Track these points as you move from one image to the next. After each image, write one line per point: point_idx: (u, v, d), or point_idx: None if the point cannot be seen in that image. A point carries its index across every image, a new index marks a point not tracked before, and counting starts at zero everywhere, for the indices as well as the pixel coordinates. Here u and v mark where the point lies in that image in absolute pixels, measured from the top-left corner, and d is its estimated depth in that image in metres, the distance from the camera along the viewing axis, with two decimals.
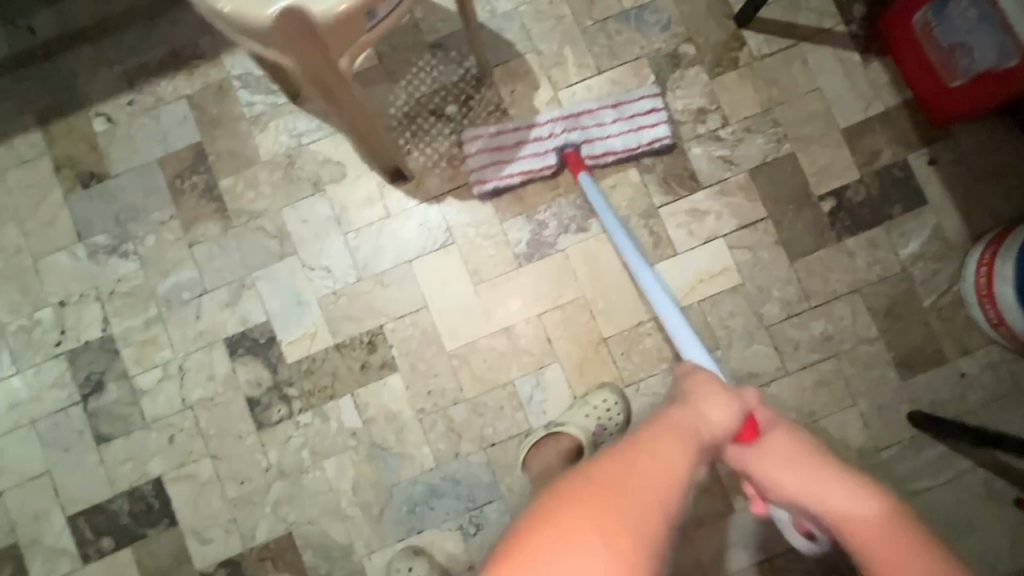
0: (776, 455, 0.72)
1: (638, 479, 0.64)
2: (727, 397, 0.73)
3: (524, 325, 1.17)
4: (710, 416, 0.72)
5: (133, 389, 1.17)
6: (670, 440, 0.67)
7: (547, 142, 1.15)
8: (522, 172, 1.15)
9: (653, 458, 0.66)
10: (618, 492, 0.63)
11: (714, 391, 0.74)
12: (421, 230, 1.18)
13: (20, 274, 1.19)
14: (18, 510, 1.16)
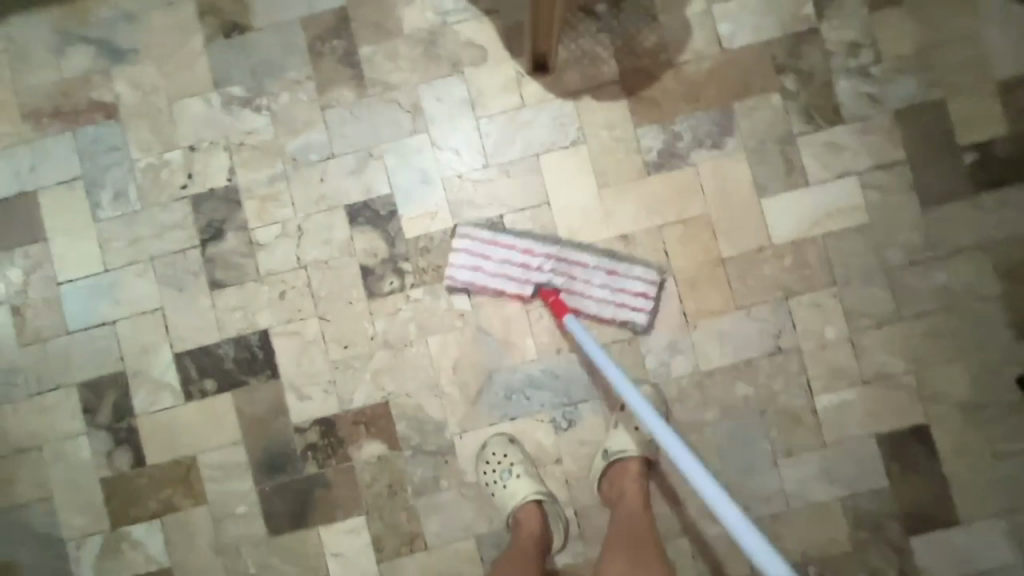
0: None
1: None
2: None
3: (644, 235, 1.16)
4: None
5: (251, 241, 1.18)
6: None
7: (531, 272, 1.14)
8: (495, 289, 1.15)
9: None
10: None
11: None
12: (553, 125, 1.17)
13: (154, 114, 1.20)
14: (126, 342, 1.18)
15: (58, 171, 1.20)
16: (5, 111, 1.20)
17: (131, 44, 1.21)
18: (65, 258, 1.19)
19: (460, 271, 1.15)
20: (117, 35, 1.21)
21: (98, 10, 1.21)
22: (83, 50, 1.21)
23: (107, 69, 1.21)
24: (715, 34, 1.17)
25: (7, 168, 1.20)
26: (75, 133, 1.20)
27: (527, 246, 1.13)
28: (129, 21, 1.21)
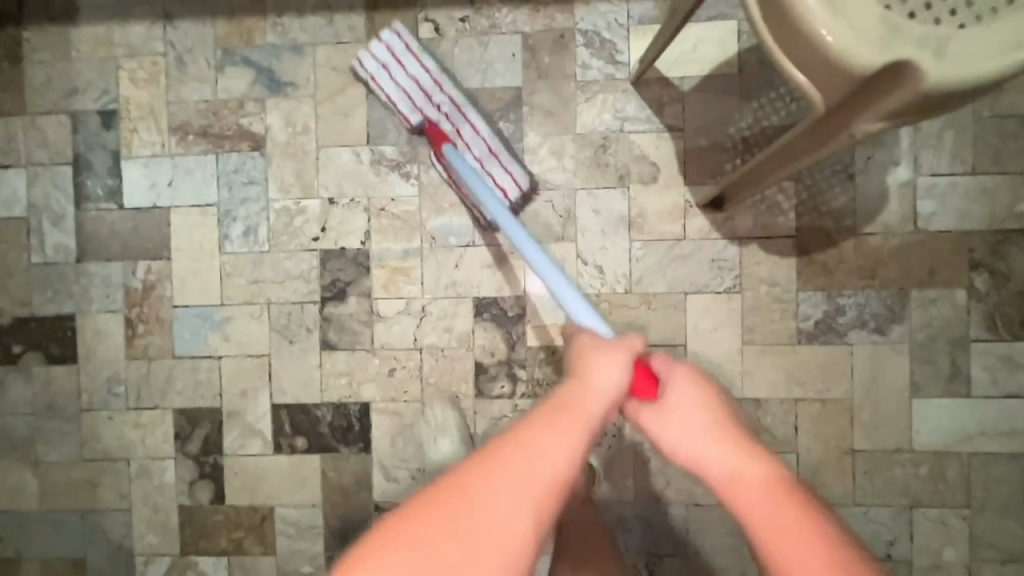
0: (677, 418, 0.62)
1: (524, 470, 0.53)
2: (606, 346, 0.66)
3: (776, 404, 1.09)
4: (601, 382, 0.62)
5: (371, 309, 1.15)
6: (551, 435, 0.55)
7: (425, 101, 1.08)
8: (387, 94, 1.09)
9: (517, 466, 0.53)
10: (478, 496, 0.52)
11: (602, 349, 0.65)
12: (710, 267, 1.09)
13: (300, 155, 1.14)
14: (228, 381, 1.17)
15: (194, 193, 1.17)
16: (155, 118, 1.17)
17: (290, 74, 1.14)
18: (184, 282, 1.17)
19: (370, 60, 1.09)
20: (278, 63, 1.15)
21: (266, 34, 1.15)
22: (242, 73, 1.16)
23: (262, 98, 1.15)
24: (912, 209, 1.06)
25: (145, 178, 1.17)
26: (218, 157, 1.16)
27: (437, 77, 1.08)
28: (295, 51, 1.15)
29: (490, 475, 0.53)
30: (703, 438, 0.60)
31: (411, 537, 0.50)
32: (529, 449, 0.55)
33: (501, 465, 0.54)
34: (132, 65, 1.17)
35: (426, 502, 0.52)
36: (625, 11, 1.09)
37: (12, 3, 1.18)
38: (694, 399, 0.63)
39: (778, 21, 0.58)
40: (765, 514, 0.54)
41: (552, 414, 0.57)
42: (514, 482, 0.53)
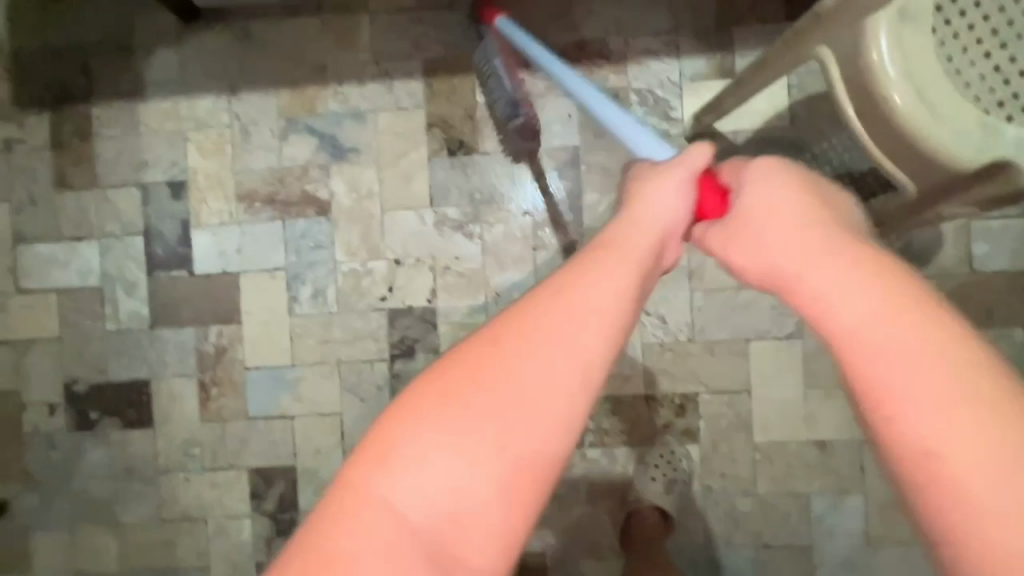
0: (747, 234, 0.53)
1: (561, 317, 0.44)
2: (661, 171, 0.58)
3: (842, 445, 1.11)
4: (657, 203, 0.55)
5: None
6: (586, 274, 0.46)
7: (481, 49, 1.12)
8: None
9: (549, 317, 0.44)
10: (508, 350, 0.43)
11: (657, 176, 0.57)
12: (771, 314, 1.12)
13: (366, 219, 1.19)
14: (301, 439, 1.20)
15: (263, 259, 1.21)
16: (223, 188, 1.21)
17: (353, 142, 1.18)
18: (256, 346, 1.21)
19: None
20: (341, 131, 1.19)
21: (327, 102, 1.19)
22: (306, 141, 1.20)
23: (326, 164, 1.19)
24: (967, 251, 1.09)
25: (214, 245, 1.21)
26: (285, 223, 1.20)
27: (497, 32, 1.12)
28: (356, 118, 1.19)
29: (518, 324, 0.44)
30: (820, 274, 0.44)
31: (433, 410, 0.42)
32: (568, 290, 0.45)
33: (532, 318, 0.44)
34: (198, 136, 1.22)
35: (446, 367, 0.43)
36: (676, 70, 1.13)
37: (83, 83, 1.24)
38: (788, 215, 0.51)
39: (879, 126, 0.62)
40: (891, 347, 0.40)
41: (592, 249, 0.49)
42: (540, 327, 0.43)
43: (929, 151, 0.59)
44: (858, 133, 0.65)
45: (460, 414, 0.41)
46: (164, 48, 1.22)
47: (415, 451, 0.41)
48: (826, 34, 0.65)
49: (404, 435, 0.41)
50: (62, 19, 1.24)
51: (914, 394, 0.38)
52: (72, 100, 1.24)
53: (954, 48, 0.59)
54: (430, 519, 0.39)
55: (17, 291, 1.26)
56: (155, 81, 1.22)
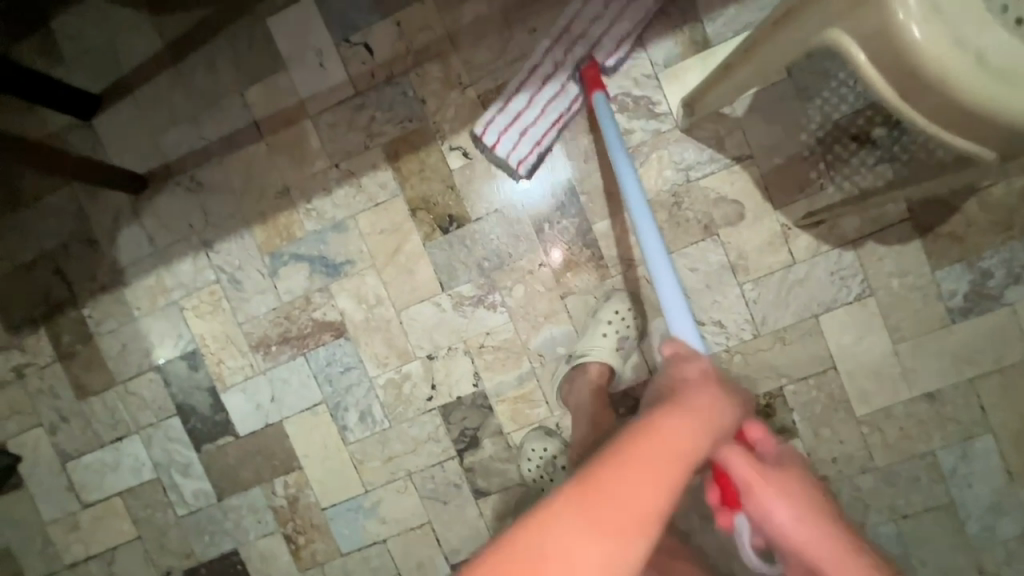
0: (693, 420, 0.55)
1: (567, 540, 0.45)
2: (676, 414, 0.54)
3: (953, 391, 1.02)
4: (666, 426, 0.53)
5: (509, 445, 1.13)
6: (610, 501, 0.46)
7: (557, 77, 1.01)
8: (549, 120, 1.03)
9: (657, 455, 0.50)
10: (616, 492, 0.47)
11: (660, 430, 0.52)
12: (833, 280, 1.03)
13: (384, 325, 1.13)
14: (401, 558, 1.17)
15: (299, 398, 1.16)
16: (234, 344, 1.17)
17: (505, 138, 1.03)
18: (325, 484, 1.18)
19: (518, 151, 1.03)
20: (487, 133, 1.04)
21: (303, 223, 1.12)
22: (296, 270, 1.13)
23: (325, 286, 1.13)
24: None
25: (248, 400, 1.18)
26: (307, 358, 1.15)
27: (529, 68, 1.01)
28: (337, 229, 1.12)
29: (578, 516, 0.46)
30: (708, 403, 0.57)
31: (558, 524, 0.45)
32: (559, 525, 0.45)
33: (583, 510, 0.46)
34: (191, 302, 1.17)
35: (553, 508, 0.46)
36: (646, 62, 1.03)
37: (63, 287, 1.20)
38: (710, 403, 0.58)
39: (937, 105, 0.51)
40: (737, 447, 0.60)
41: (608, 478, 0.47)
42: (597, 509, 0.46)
43: (1010, 123, 0.49)
44: (911, 116, 0.55)
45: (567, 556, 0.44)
46: (127, 226, 1.17)
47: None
48: (836, 13, 0.55)
49: (539, 544, 0.44)
50: (19, 232, 1.19)
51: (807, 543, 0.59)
52: (61, 307, 1.20)
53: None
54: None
55: (82, 506, 1.25)
56: (130, 262, 1.17)
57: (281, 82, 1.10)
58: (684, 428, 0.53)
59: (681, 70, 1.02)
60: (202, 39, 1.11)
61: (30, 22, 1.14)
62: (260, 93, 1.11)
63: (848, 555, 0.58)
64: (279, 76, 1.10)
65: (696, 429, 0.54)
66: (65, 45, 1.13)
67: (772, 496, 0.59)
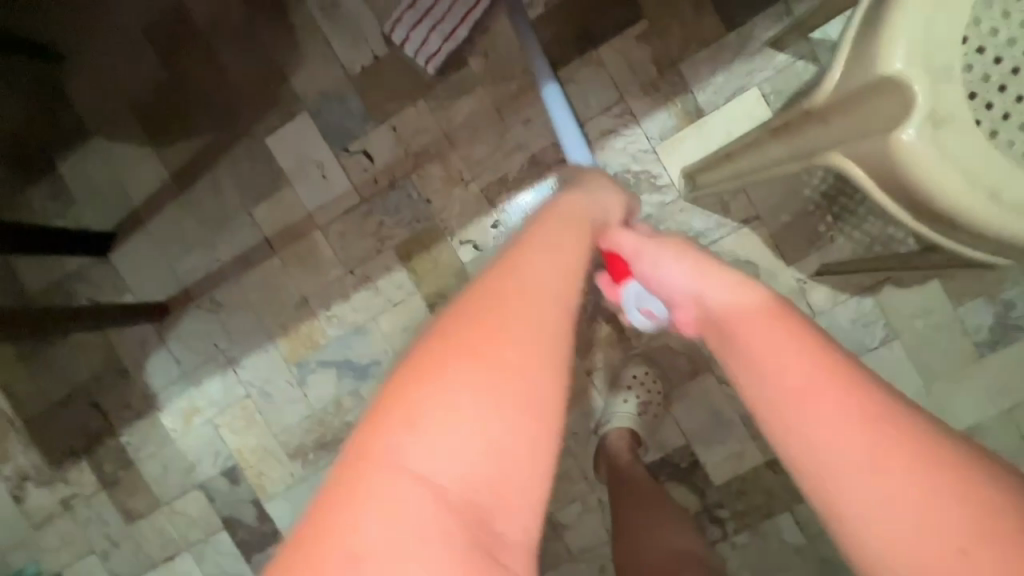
0: (545, 252, 0.46)
1: (437, 391, 0.39)
2: (537, 244, 0.46)
3: (992, 424, 1.02)
4: (537, 265, 0.44)
5: (554, 524, 1.13)
6: (468, 329, 0.41)
7: None
8: (458, 12, 1.03)
9: (533, 272, 0.44)
10: (524, 294, 0.42)
11: (515, 268, 0.44)
12: (855, 328, 1.03)
13: None
14: None
15: None
16: (271, 454, 1.18)
17: (419, 31, 1.04)
18: None
19: (428, 40, 1.04)
20: (403, 37, 1.05)
21: (325, 330, 1.14)
22: (324, 376, 1.15)
23: (354, 388, 1.15)
24: None
25: (292, 508, 1.19)
26: None
27: None
28: (359, 332, 1.14)
29: (443, 372, 0.39)
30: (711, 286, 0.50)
31: (432, 390, 0.39)
32: (414, 395, 0.39)
33: (429, 368, 0.40)
34: (225, 418, 1.19)
35: (430, 357, 0.40)
36: (642, 137, 1.04)
37: (99, 418, 1.22)
38: (587, 232, 0.52)
39: (954, 232, 0.52)
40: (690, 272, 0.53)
41: (468, 319, 0.41)
42: (455, 361, 0.40)
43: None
44: (930, 230, 0.55)
45: (454, 393, 0.39)
46: (155, 352, 1.20)
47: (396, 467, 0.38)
48: (840, 144, 0.56)
49: (424, 393, 0.39)
50: (51, 370, 1.22)
51: (824, 437, 0.41)
52: (99, 438, 1.23)
53: (1014, 125, 0.47)
54: (468, 487, 0.38)
55: None
56: (162, 386, 1.20)
57: (286, 197, 1.12)
58: (555, 284, 0.44)
59: (676, 142, 1.04)
60: (205, 166, 1.14)
61: (36, 168, 1.17)
62: (267, 210, 1.13)
63: (831, 380, 0.41)
64: (284, 193, 1.12)
65: (553, 299, 0.43)
66: (73, 188, 1.17)
67: (661, 254, 0.57)
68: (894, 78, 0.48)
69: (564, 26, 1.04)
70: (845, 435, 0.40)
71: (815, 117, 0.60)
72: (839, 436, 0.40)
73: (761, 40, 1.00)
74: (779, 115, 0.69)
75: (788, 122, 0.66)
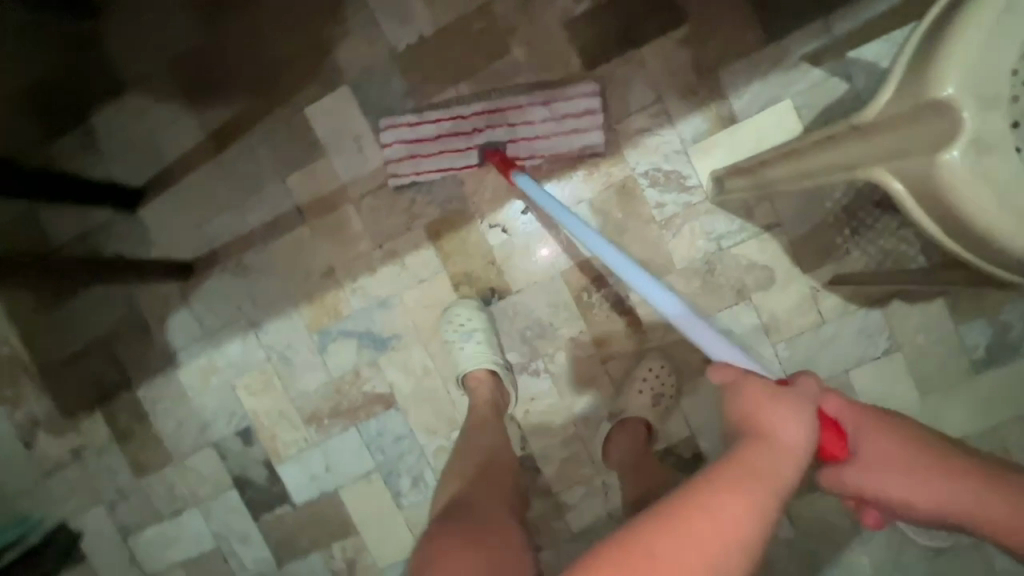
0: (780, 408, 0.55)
1: (672, 550, 0.47)
2: (775, 399, 0.55)
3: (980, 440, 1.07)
4: (788, 437, 0.54)
5: (558, 504, 1.18)
6: (707, 535, 0.47)
7: None
8: None
9: (754, 482, 0.50)
10: (752, 495, 0.50)
11: (767, 410, 0.55)
12: (861, 337, 1.08)
13: (433, 395, 1.18)
14: None
15: (353, 467, 1.21)
16: (287, 418, 1.21)
17: None
18: (381, 547, 1.22)
19: None
20: None
21: (350, 302, 1.17)
22: (345, 345, 1.18)
23: (374, 359, 1.18)
24: None
25: (303, 472, 1.22)
26: (359, 429, 1.20)
27: None
28: (383, 306, 1.16)
29: (677, 530, 0.48)
30: (869, 451, 0.59)
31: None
32: (663, 532, 0.48)
33: (670, 535, 0.48)
34: (244, 380, 1.21)
35: (640, 552, 0.47)
36: (675, 138, 1.07)
37: (116, 371, 1.24)
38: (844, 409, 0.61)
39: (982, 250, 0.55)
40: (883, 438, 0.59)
41: (712, 508, 0.49)
42: (697, 531, 0.47)
43: None
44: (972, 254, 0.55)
45: (686, 558, 0.46)
46: (177, 310, 1.21)
47: None
48: (882, 159, 0.60)
49: (655, 559, 0.46)
50: (70, 321, 1.23)
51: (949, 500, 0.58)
52: (115, 391, 1.24)
53: None
54: None
55: None
56: (182, 344, 1.22)
57: (321, 168, 1.14)
58: (774, 458, 0.52)
59: (706, 146, 1.07)
60: (240, 130, 1.14)
61: (67, 117, 1.16)
62: (301, 179, 1.15)
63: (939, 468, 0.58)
64: (319, 163, 1.14)
65: (772, 499, 0.50)
66: (104, 141, 1.17)
67: (873, 467, 0.59)
68: (943, 101, 0.52)
69: (608, 22, 1.06)
70: (953, 502, 0.58)
71: (862, 133, 0.64)
72: (977, 504, 0.57)
73: (798, 53, 1.03)
74: (827, 127, 0.73)
75: (835, 134, 0.70)
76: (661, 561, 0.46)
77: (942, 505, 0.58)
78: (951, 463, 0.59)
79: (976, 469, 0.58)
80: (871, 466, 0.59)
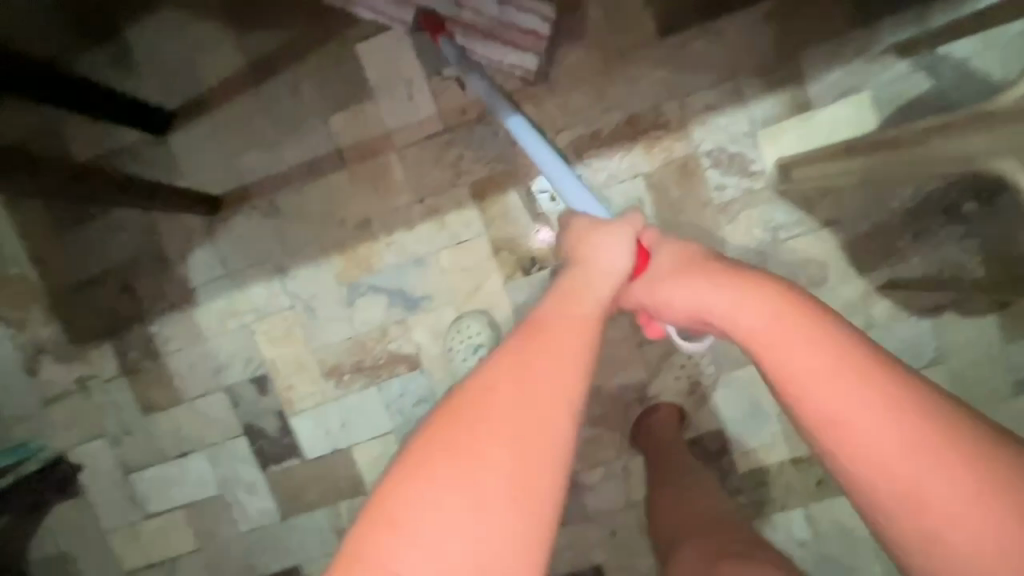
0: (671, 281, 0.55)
1: (483, 426, 0.42)
2: (602, 228, 0.59)
3: None
4: (613, 261, 0.55)
5: (575, 483, 1.16)
6: (508, 375, 0.44)
7: None
8: None
9: (556, 339, 0.46)
10: (549, 345, 0.45)
11: (595, 243, 0.57)
12: (907, 346, 1.06)
13: None
14: None
15: (370, 426, 1.17)
16: (305, 370, 1.17)
17: None
18: None
19: None
20: None
21: (384, 256, 1.12)
22: (374, 301, 1.13)
23: (402, 318, 1.13)
24: None
25: (317, 427, 1.19)
26: (380, 388, 1.16)
27: None
28: (418, 264, 1.11)
29: (489, 379, 0.44)
30: (733, 314, 0.49)
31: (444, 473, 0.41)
32: (473, 392, 0.43)
33: (485, 397, 0.43)
34: (264, 326, 1.16)
35: (436, 434, 0.42)
36: (745, 119, 1.02)
37: (131, 304, 1.18)
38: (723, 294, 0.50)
39: None
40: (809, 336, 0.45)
41: (521, 350, 0.45)
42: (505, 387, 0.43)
43: None
44: None
45: (495, 424, 0.42)
46: (201, 246, 1.15)
47: (419, 493, 0.40)
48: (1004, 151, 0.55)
49: (466, 430, 0.42)
50: (86, 246, 1.17)
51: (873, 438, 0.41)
52: (128, 323, 1.19)
53: None
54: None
55: (144, 516, 1.26)
56: (202, 283, 1.16)
57: (367, 112, 1.08)
58: (570, 309, 0.48)
59: (776, 132, 1.02)
60: (284, 61, 1.07)
61: (99, 27, 1.09)
62: (344, 121, 1.08)
63: (866, 389, 0.42)
64: (366, 106, 1.08)
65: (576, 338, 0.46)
66: (137, 57, 1.09)
67: (695, 295, 0.52)
68: None
69: None
70: (851, 411, 0.41)
71: (986, 120, 0.60)
72: (883, 437, 0.40)
73: (886, 43, 0.98)
74: (947, 116, 0.70)
75: (952, 123, 0.67)
76: (468, 436, 0.42)
77: (859, 443, 0.41)
78: (916, 397, 0.41)
79: (916, 385, 0.42)
80: (690, 297, 0.53)
